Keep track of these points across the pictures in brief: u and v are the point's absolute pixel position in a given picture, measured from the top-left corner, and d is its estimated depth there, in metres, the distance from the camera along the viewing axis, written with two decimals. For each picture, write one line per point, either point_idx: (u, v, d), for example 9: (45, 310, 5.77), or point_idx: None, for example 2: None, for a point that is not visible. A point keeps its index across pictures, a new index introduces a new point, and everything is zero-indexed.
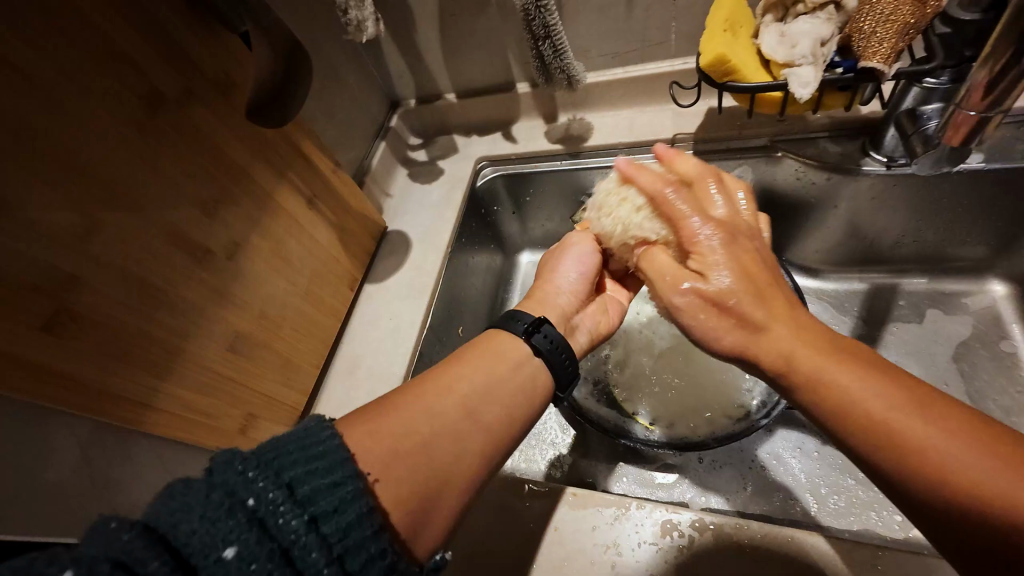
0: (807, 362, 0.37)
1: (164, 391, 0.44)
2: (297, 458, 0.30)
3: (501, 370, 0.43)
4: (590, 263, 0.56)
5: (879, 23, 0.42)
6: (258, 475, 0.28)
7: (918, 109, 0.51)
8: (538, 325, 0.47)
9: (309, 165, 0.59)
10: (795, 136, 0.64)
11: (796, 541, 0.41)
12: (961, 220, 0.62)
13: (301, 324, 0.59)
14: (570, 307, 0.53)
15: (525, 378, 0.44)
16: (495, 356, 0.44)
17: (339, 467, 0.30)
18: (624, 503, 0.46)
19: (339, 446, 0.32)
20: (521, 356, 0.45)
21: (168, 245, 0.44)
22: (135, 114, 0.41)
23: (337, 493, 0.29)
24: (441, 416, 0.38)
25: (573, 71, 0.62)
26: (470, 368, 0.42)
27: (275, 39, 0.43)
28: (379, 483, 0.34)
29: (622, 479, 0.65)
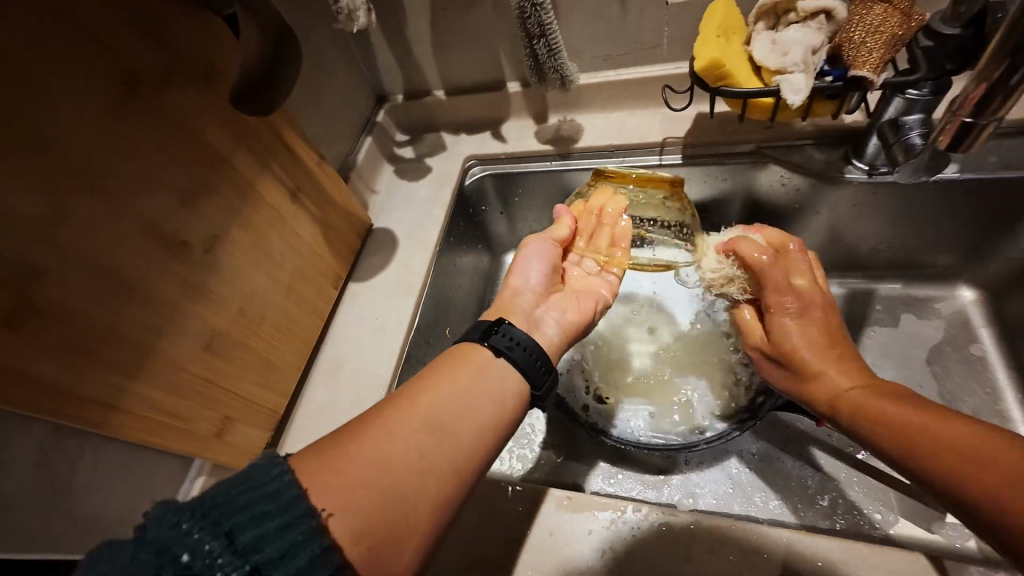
0: (853, 400, 0.42)
1: (132, 391, 0.41)
2: (242, 503, 0.29)
3: (465, 380, 0.41)
4: (547, 259, 0.55)
5: (868, 34, 0.44)
6: (192, 527, 0.27)
7: (899, 119, 0.52)
8: (492, 329, 0.46)
9: (293, 156, 0.57)
10: (781, 142, 0.65)
11: (782, 540, 0.42)
12: (937, 227, 0.64)
13: (282, 323, 0.57)
14: (533, 306, 0.52)
15: (491, 381, 0.42)
16: (460, 363, 0.43)
17: (290, 508, 0.30)
18: (620, 505, 0.45)
19: (290, 483, 0.31)
20: (484, 360, 0.44)
21: (143, 236, 0.41)
22: (109, 94, 0.38)
23: (286, 535, 0.29)
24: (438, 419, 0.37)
25: (567, 71, 0.61)
26: (430, 380, 0.41)
27: (264, 21, 0.41)
28: (333, 518, 0.32)
29: (605, 477, 0.64)
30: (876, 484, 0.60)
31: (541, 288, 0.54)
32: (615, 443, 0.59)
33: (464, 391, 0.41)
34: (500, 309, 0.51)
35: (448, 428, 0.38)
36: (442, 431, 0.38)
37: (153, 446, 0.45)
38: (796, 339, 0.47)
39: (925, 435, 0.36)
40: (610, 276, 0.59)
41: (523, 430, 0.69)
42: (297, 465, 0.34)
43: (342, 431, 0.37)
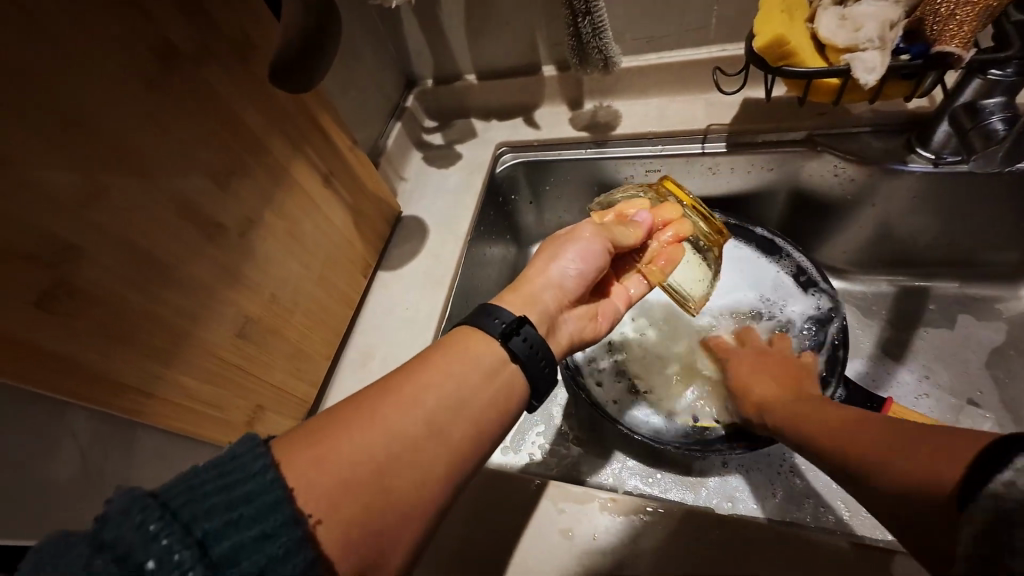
0: (791, 415, 0.46)
1: (166, 378, 0.39)
2: (215, 504, 0.26)
3: (471, 378, 0.38)
4: (592, 261, 0.50)
5: (958, 5, 0.40)
6: (161, 530, 0.23)
7: (977, 103, 0.48)
8: (513, 324, 0.42)
9: (326, 139, 0.55)
10: (835, 130, 0.61)
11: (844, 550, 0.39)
12: (1004, 223, 0.60)
13: (313, 310, 0.55)
14: (556, 299, 0.49)
15: (490, 373, 0.40)
16: (467, 355, 0.40)
17: (271, 514, 0.26)
18: (640, 508, 0.43)
19: (273, 482, 0.27)
20: (497, 360, 0.40)
21: (177, 215, 0.39)
22: (146, 68, 0.37)
23: (266, 548, 0.25)
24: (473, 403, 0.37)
25: (610, 52, 0.58)
26: (428, 369, 0.38)
27: None
28: (320, 526, 0.30)
29: (634, 474, 0.62)
30: None
31: (574, 289, 0.50)
32: (643, 438, 0.58)
33: (467, 389, 0.38)
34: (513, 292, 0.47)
35: (443, 430, 0.36)
36: (434, 433, 0.35)
37: (187, 435, 0.43)
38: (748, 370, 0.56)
39: (847, 427, 0.38)
40: (632, 288, 0.57)
41: (553, 424, 0.67)
42: (316, 456, 0.32)
43: (364, 418, 0.34)
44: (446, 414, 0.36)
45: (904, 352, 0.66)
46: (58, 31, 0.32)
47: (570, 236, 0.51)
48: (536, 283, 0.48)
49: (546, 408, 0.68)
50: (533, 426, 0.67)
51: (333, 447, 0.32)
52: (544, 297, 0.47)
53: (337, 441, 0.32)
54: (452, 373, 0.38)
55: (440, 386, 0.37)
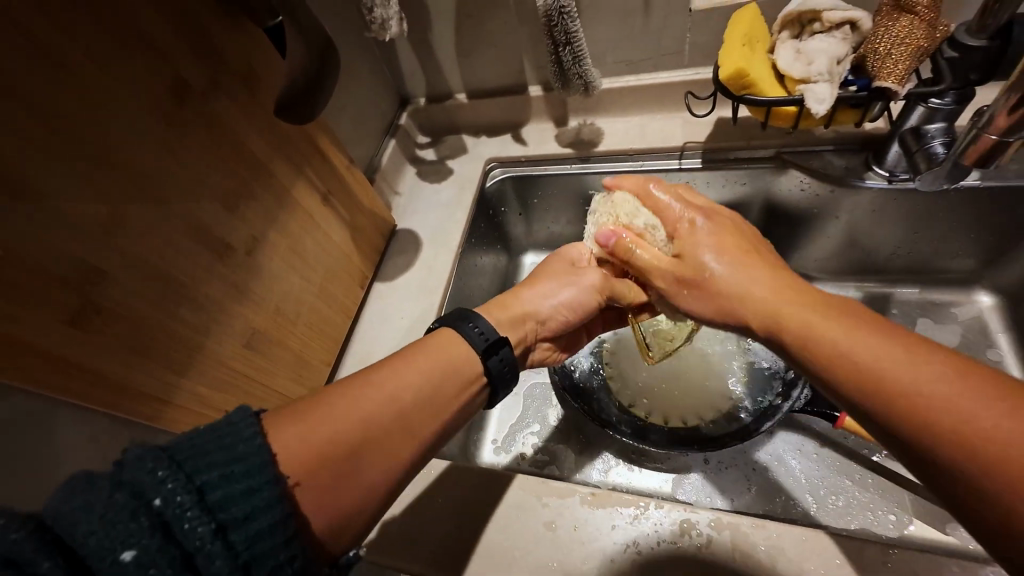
0: (797, 319, 0.36)
1: (183, 387, 0.43)
2: (215, 459, 0.29)
3: (442, 373, 0.42)
4: (580, 308, 0.53)
5: (895, 45, 0.45)
6: (168, 476, 0.28)
7: (922, 127, 0.53)
8: (492, 337, 0.46)
9: (325, 161, 0.59)
10: (800, 147, 0.66)
11: (810, 541, 0.41)
12: (955, 235, 0.65)
13: (314, 320, 0.59)
14: (541, 320, 0.52)
15: (455, 369, 0.43)
16: (440, 355, 0.43)
17: (257, 472, 0.30)
18: (642, 502, 0.46)
19: (261, 447, 0.31)
20: (472, 374, 0.44)
21: (190, 237, 0.43)
22: (162, 105, 0.40)
23: (251, 500, 0.29)
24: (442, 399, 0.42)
25: (590, 77, 0.62)
26: (404, 364, 0.42)
27: (310, 37, 0.46)
28: (299, 489, 0.33)
29: (620, 470, 0.66)
30: (893, 487, 0.60)
31: (554, 327, 0.53)
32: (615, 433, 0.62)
33: (438, 387, 0.42)
34: (504, 301, 0.52)
35: (412, 416, 0.39)
36: (404, 424, 0.39)
37: None
38: (708, 242, 0.44)
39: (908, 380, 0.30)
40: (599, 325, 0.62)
41: (543, 425, 0.71)
42: (316, 436, 0.35)
43: (348, 399, 0.38)
44: (417, 408, 0.40)
45: None
46: (87, 80, 0.35)
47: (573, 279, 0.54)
48: (534, 298, 0.53)
49: (538, 411, 0.73)
50: (525, 427, 0.72)
51: (317, 426, 0.35)
52: (530, 317, 0.52)
53: (321, 417, 0.36)
54: (424, 370, 0.42)
55: (410, 382, 0.41)
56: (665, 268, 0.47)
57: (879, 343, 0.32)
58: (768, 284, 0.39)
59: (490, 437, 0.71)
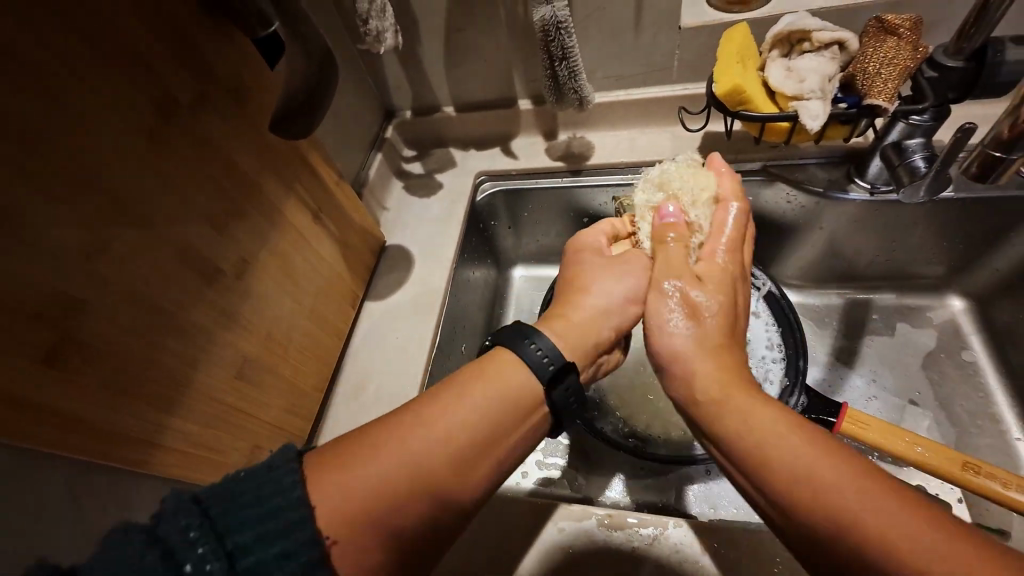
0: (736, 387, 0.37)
1: (171, 427, 0.39)
2: (248, 517, 0.28)
3: (500, 410, 0.39)
4: (635, 293, 0.50)
5: (883, 66, 0.48)
6: (200, 537, 0.26)
7: (903, 142, 0.55)
8: (560, 363, 0.42)
9: (315, 176, 0.56)
10: (787, 161, 0.68)
11: None
12: (930, 242, 0.68)
13: (306, 344, 0.55)
14: (607, 322, 0.49)
15: (508, 398, 0.40)
16: (502, 391, 0.40)
17: (294, 532, 0.28)
18: (660, 522, 0.45)
19: (301, 500, 0.29)
20: (531, 402, 0.41)
21: (177, 262, 0.40)
22: (147, 121, 0.37)
23: (285, 565, 0.28)
24: (489, 437, 0.38)
25: (585, 92, 0.62)
26: (446, 405, 0.38)
27: (310, 48, 0.45)
28: (335, 544, 0.31)
29: (638, 492, 0.64)
30: None
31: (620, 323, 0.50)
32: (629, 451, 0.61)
33: (492, 420, 0.38)
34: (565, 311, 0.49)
35: (460, 467, 0.36)
36: (453, 465, 0.36)
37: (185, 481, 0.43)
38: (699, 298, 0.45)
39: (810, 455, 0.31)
40: None
41: (545, 440, 0.70)
42: (342, 487, 0.32)
43: (386, 440, 0.35)
44: (467, 445, 0.37)
45: (854, 355, 0.72)
46: (64, 95, 0.32)
47: (624, 266, 0.51)
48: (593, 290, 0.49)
49: None
50: None
51: (358, 471, 0.33)
52: (592, 322, 0.48)
53: (366, 468, 0.33)
54: (467, 405, 0.38)
55: (460, 413, 0.38)
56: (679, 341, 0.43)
57: (901, 511, 0.28)
58: (719, 379, 0.39)
59: None
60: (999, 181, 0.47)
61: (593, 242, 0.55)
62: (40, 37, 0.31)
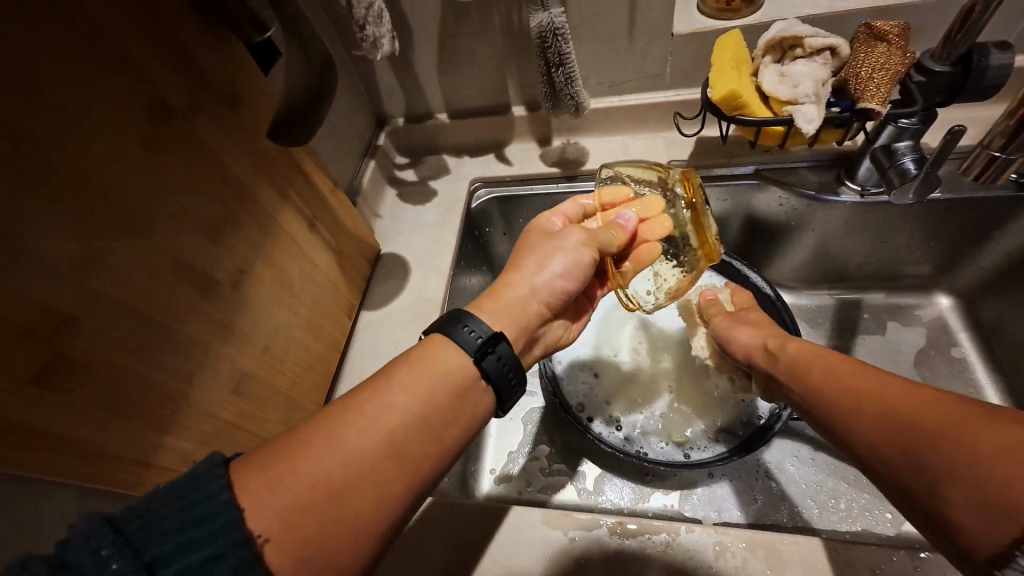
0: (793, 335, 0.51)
1: (166, 447, 0.38)
2: (168, 527, 0.27)
3: (438, 392, 0.37)
4: (574, 270, 0.50)
5: (875, 71, 0.49)
6: (113, 555, 0.25)
7: (892, 145, 0.57)
8: (491, 341, 0.40)
9: (311, 184, 0.55)
10: (779, 164, 0.69)
11: (840, 550, 0.42)
12: (920, 244, 0.70)
13: (302, 356, 0.54)
14: (543, 301, 0.49)
15: (455, 382, 0.38)
16: (437, 370, 0.37)
17: (226, 533, 0.27)
18: (672, 527, 0.44)
19: (229, 503, 0.28)
20: (465, 379, 0.38)
21: (174, 273, 0.38)
22: (142, 127, 0.36)
23: (214, 568, 0.27)
24: (429, 419, 0.35)
25: (581, 98, 0.62)
26: (388, 394, 0.35)
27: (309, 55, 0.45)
28: (271, 545, 0.29)
29: (648, 497, 0.64)
30: None
31: (556, 301, 0.50)
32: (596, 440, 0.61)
33: (432, 401, 0.36)
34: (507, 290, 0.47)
35: (402, 451, 0.34)
36: (395, 452, 0.33)
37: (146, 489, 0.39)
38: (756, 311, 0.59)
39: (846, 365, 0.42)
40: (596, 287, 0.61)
41: (547, 446, 0.69)
42: (268, 482, 0.30)
43: (324, 434, 0.33)
44: (408, 429, 0.34)
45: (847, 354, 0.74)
46: (61, 98, 0.31)
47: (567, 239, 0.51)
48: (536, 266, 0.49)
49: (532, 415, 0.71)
50: (527, 453, 0.69)
51: (289, 470, 0.31)
52: (525, 299, 0.47)
53: (299, 464, 0.31)
54: (412, 394, 0.35)
55: (397, 398, 0.35)
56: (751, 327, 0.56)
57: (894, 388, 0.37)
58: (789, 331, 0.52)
59: (488, 467, 0.68)
60: (993, 182, 0.48)
61: (541, 225, 0.56)
62: (39, 38, 0.30)
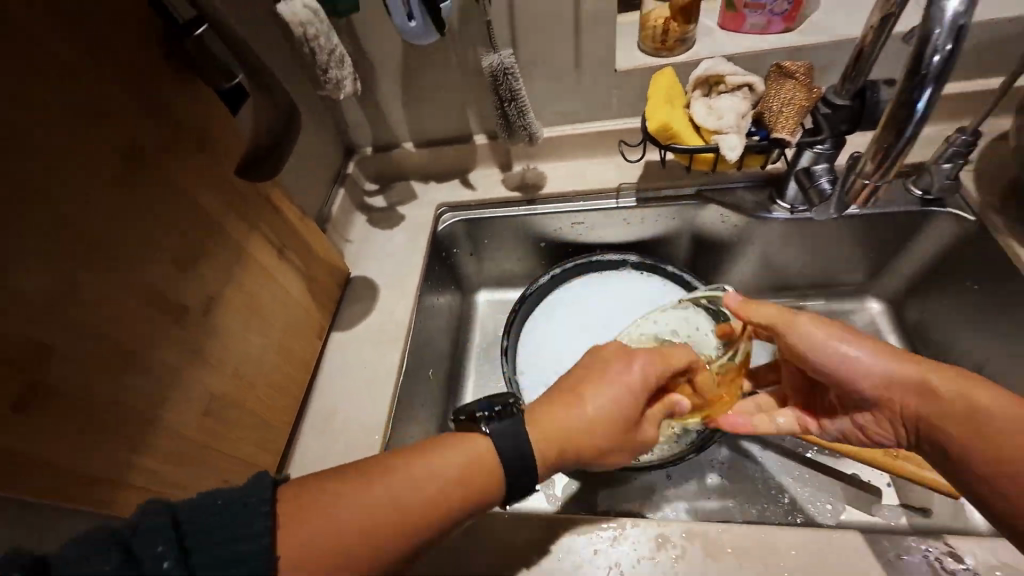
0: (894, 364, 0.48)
1: (139, 466, 0.40)
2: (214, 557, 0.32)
3: (454, 478, 0.40)
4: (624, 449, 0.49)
5: (785, 104, 0.56)
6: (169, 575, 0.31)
7: (811, 168, 0.63)
8: (529, 461, 0.42)
9: (279, 214, 0.58)
10: (716, 185, 0.75)
11: (771, 535, 0.46)
12: (849, 254, 0.77)
13: (274, 379, 0.56)
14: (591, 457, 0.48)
15: (474, 468, 0.42)
16: (461, 458, 0.41)
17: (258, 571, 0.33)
18: (620, 523, 0.48)
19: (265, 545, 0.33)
20: (488, 484, 0.41)
21: (147, 303, 0.41)
22: (115, 169, 0.39)
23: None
24: (440, 498, 0.40)
25: (534, 129, 0.67)
26: (417, 467, 0.40)
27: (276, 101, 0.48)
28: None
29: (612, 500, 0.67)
30: (826, 479, 0.67)
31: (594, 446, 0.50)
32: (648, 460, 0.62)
33: (449, 485, 0.40)
34: (571, 447, 0.44)
35: (410, 522, 0.38)
36: (402, 519, 0.38)
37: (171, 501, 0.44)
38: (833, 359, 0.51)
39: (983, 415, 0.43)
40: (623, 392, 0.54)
41: None
42: (292, 525, 0.36)
43: (349, 492, 0.38)
44: (420, 502, 0.39)
45: None
46: (53, 107, 0.35)
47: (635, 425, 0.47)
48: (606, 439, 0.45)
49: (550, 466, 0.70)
50: None
51: (312, 517, 0.37)
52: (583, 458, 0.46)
53: (319, 512, 0.37)
54: (431, 471, 0.40)
55: (419, 472, 0.40)
56: (824, 330, 0.50)
57: None
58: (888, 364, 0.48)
59: None
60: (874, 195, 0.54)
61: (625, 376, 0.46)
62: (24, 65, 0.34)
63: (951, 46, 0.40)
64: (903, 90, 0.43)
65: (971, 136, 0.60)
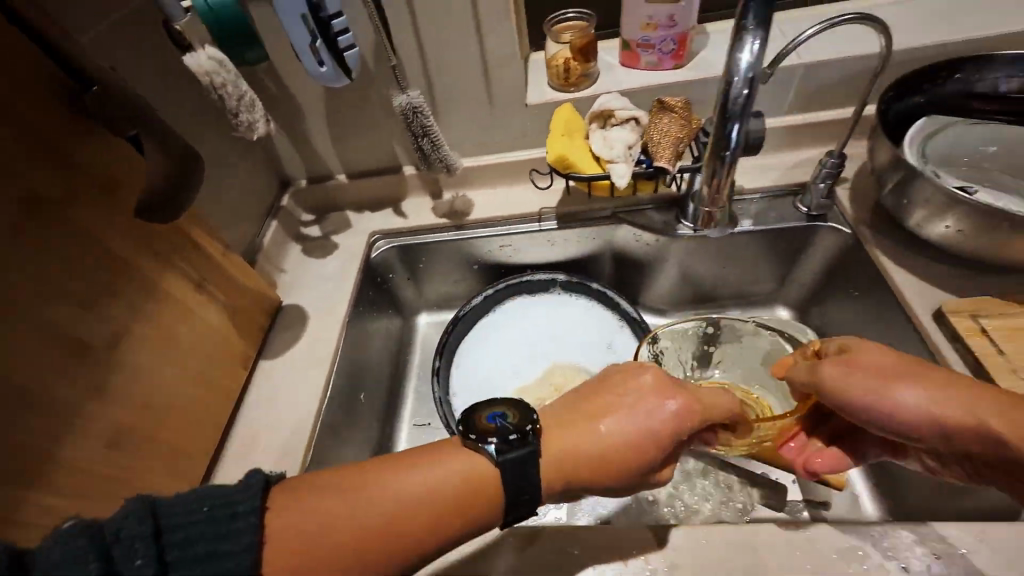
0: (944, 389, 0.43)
1: (33, 501, 0.41)
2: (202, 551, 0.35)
3: (453, 489, 0.41)
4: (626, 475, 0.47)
5: (663, 137, 0.62)
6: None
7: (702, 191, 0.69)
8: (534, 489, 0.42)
9: (199, 251, 0.61)
10: (628, 207, 0.81)
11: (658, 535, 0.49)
12: (755, 267, 0.82)
13: (191, 410, 0.58)
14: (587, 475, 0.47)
15: (468, 486, 0.42)
16: (461, 471, 0.42)
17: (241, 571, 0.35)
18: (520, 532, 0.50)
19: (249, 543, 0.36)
20: (490, 502, 0.42)
21: (44, 342, 0.43)
22: (12, 217, 0.42)
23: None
24: (435, 508, 0.41)
25: (450, 160, 0.72)
26: (414, 473, 0.41)
27: (171, 149, 0.51)
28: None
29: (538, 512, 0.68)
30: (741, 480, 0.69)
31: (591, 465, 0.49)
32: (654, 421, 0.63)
33: (448, 497, 0.41)
34: (575, 470, 0.44)
35: (400, 529, 0.40)
36: (393, 528, 0.39)
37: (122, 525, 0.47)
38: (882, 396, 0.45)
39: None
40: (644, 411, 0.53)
41: None
42: (278, 527, 0.38)
43: (341, 497, 0.40)
44: (411, 510, 0.40)
45: None
46: None
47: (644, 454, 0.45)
48: (604, 472, 0.44)
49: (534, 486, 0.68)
50: None
51: (301, 520, 0.38)
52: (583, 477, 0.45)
53: (306, 516, 0.38)
54: (427, 480, 0.41)
55: (412, 480, 0.41)
56: (867, 378, 0.45)
57: None
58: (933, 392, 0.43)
59: None
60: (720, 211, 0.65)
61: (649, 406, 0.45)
62: None
63: (746, 91, 0.51)
64: (720, 121, 0.55)
65: (838, 159, 0.70)
